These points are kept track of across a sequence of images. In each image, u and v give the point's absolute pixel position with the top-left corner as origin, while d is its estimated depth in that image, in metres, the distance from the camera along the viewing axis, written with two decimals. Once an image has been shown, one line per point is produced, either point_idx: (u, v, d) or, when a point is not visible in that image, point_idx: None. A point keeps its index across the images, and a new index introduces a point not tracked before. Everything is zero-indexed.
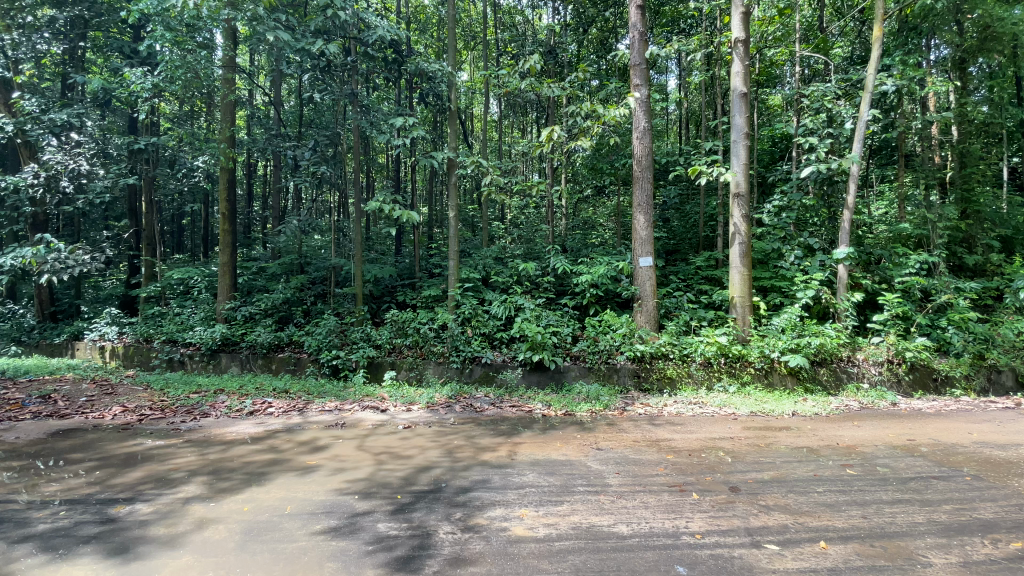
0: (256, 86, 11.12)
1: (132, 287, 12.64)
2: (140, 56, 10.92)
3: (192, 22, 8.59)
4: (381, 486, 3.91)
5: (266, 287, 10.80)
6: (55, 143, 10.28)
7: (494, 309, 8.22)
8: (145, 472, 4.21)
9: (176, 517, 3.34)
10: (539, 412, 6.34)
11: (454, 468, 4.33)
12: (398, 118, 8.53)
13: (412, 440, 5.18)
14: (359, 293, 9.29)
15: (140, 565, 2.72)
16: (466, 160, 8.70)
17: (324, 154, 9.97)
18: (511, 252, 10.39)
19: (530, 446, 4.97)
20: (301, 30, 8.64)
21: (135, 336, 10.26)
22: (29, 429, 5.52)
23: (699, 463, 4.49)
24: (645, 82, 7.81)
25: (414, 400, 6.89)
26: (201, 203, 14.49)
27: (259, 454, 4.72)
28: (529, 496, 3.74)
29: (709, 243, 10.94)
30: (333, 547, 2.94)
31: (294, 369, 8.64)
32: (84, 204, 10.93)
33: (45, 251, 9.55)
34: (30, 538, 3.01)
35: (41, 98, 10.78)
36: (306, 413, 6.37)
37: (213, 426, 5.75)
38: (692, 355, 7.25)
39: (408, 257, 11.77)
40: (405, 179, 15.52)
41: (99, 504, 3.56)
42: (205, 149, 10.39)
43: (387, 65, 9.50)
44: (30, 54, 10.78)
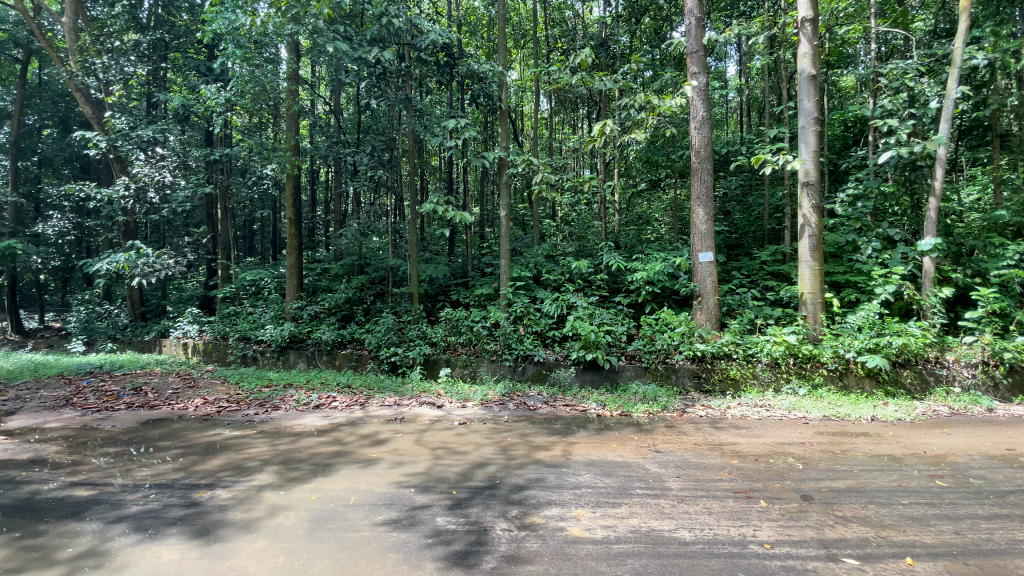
0: (317, 96, 11.63)
1: (211, 288, 13.65)
2: (215, 74, 11.79)
3: (259, 39, 9.09)
4: (438, 480, 3.98)
5: (329, 287, 11.33)
6: (143, 157, 11.31)
7: (546, 307, 8.13)
8: (224, 460, 4.52)
9: (251, 503, 3.55)
10: (594, 412, 6.23)
11: (508, 465, 4.34)
12: (450, 120, 8.64)
13: (468, 436, 5.24)
14: (415, 292, 9.52)
15: (220, 547, 2.91)
16: (517, 159, 8.62)
17: (381, 158, 10.32)
18: (563, 250, 10.28)
19: (585, 446, 4.89)
20: (358, 40, 8.93)
21: (214, 333, 11.05)
22: (124, 418, 6.07)
23: (766, 468, 4.24)
24: (704, 70, 7.47)
25: (469, 396, 6.98)
26: (270, 209, 15.42)
27: (324, 446, 4.94)
28: (585, 496, 3.68)
29: (775, 236, 10.33)
30: (394, 539, 3.02)
31: (356, 366, 8.99)
32: (169, 213, 11.92)
33: (135, 256, 10.51)
34: (125, 519, 3.30)
35: (130, 115, 11.79)
36: (367, 407, 6.61)
37: (282, 419, 6.08)
38: (758, 355, 6.89)
39: (461, 257, 11.96)
40: (457, 180, 15.77)
41: (184, 488, 3.85)
42: (273, 158, 10.97)
43: (439, 69, 9.63)
44: (118, 76, 11.85)
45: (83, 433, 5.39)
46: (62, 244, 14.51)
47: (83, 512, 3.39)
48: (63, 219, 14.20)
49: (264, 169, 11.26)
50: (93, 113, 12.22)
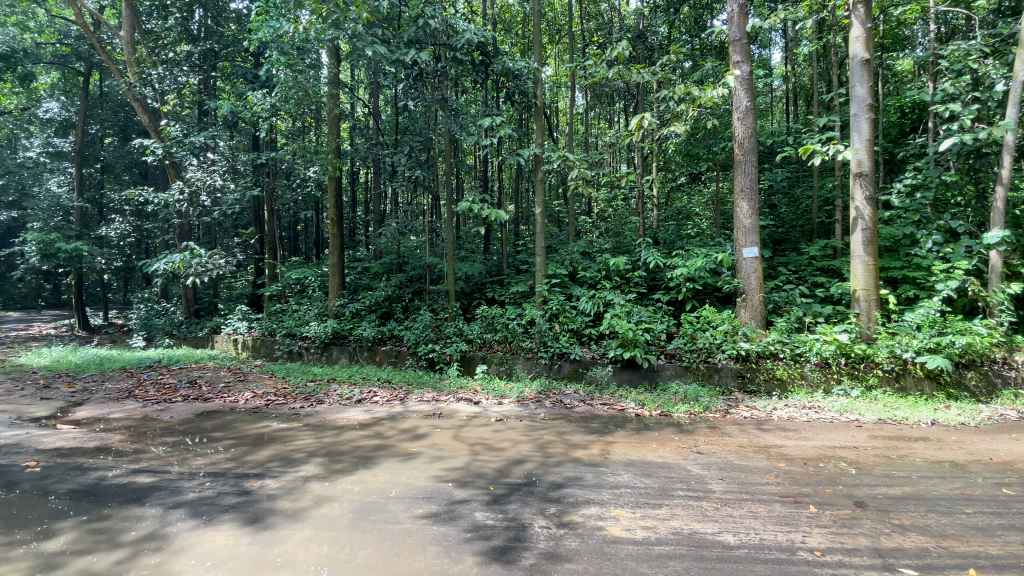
0: (356, 99, 11.91)
1: (258, 287, 14.24)
2: (261, 80, 12.28)
3: (302, 45, 9.38)
4: (477, 475, 4.01)
5: (369, 285, 11.63)
6: (196, 161, 11.89)
7: (582, 304, 8.04)
8: (272, 451, 4.70)
9: (298, 493, 3.68)
10: (632, 412, 6.13)
11: (546, 463, 4.33)
12: (486, 118, 8.67)
13: (506, 433, 5.25)
14: (451, 289, 9.62)
15: (270, 535, 3.04)
16: (552, 155, 8.53)
17: (418, 159, 10.49)
18: (600, 246, 10.14)
19: (623, 446, 4.82)
20: (396, 42, 9.08)
21: (262, 330, 11.52)
22: (181, 410, 6.42)
23: (816, 473, 4.06)
24: (747, 58, 7.21)
25: (505, 393, 7.00)
26: (314, 211, 15.95)
27: (366, 440, 5.07)
28: (625, 497, 3.62)
29: (824, 230, 9.87)
30: (434, 532, 3.06)
31: (395, 362, 9.18)
32: (219, 215, 12.50)
33: (190, 257, 11.07)
34: (183, 505, 3.49)
35: (183, 123, 12.41)
36: (406, 403, 6.74)
37: (326, 412, 6.28)
38: (806, 355, 6.60)
39: (496, 255, 12.02)
40: (492, 178, 15.84)
41: (236, 477, 4.04)
42: (316, 161, 11.29)
43: (474, 67, 9.70)
44: (172, 86, 12.48)
45: (144, 424, 5.74)
46: (124, 246, 15.49)
47: (145, 498, 3.61)
48: (125, 223, 15.14)
49: (307, 171, 11.63)
50: (149, 122, 12.94)
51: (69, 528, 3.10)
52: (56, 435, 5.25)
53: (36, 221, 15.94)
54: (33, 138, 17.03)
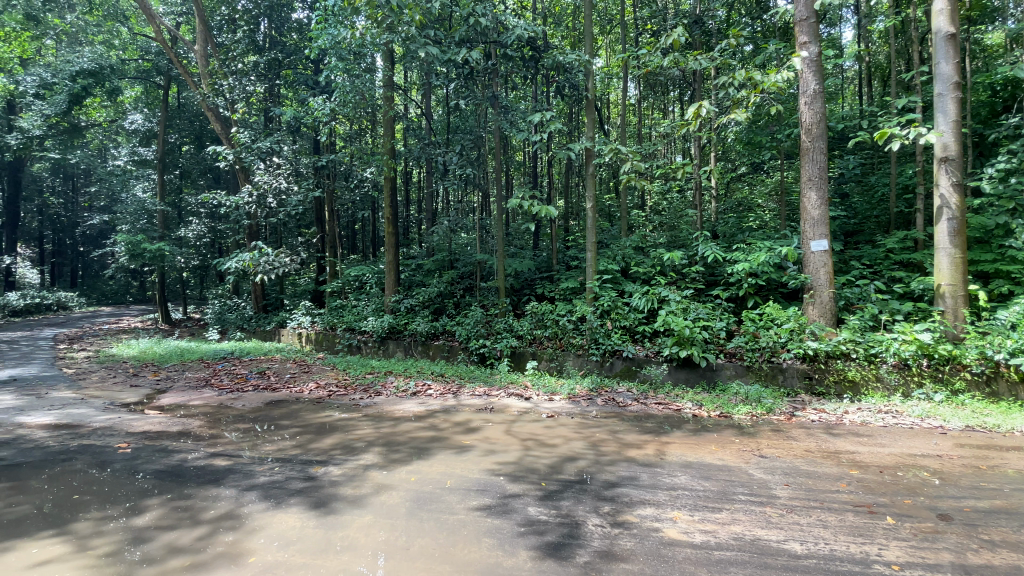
0: (409, 100, 12.19)
1: (320, 284, 14.95)
2: (321, 86, 12.85)
3: (358, 50, 9.72)
4: (529, 471, 4.02)
5: (423, 282, 11.92)
6: (263, 166, 12.64)
7: (635, 301, 7.85)
8: (335, 440, 4.93)
9: (359, 481, 3.84)
10: (689, 412, 5.95)
11: (599, 461, 4.28)
12: (536, 114, 8.61)
13: (558, 430, 5.24)
14: (502, 286, 9.67)
15: (334, 519, 3.19)
16: (604, 148, 8.33)
17: (469, 157, 10.63)
18: (654, 241, 9.87)
19: (680, 447, 4.69)
20: (448, 43, 9.20)
21: (324, 324, 12.06)
22: (252, 399, 6.86)
23: (893, 482, 3.77)
24: (815, 39, 6.79)
25: (556, 390, 6.98)
26: (370, 210, 16.50)
27: (421, 431, 5.21)
28: (682, 499, 3.52)
29: (903, 220, 9.11)
30: (488, 524, 3.10)
31: (448, 357, 9.37)
32: (284, 216, 13.21)
33: (259, 256, 11.76)
34: (255, 487, 3.72)
35: (251, 130, 13.20)
36: (459, 396, 6.87)
37: (383, 404, 6.51)
38: (883, 356, 6.15)
39: (546, 251, 11.98)
40: (542, 173, 15.77)
41: (302, 463, 4.27)
42: (372, 162, 11.65)
43: (525, 63, 9.68)
44: (241, 95, 13.18)
45: (219, 411, 6.19)
46: (200, 246, 16.74)
47: (222, 479, 3.88)
48: (200, 225, 16.34)
49: (364, 172, 12.03)
50: (221, 130, 13.83)
51: (157, 505, 3.39)
52: (145, 419, 5.75)
53: (125, 224, 17.52)
54: (122, 148, 18.68)
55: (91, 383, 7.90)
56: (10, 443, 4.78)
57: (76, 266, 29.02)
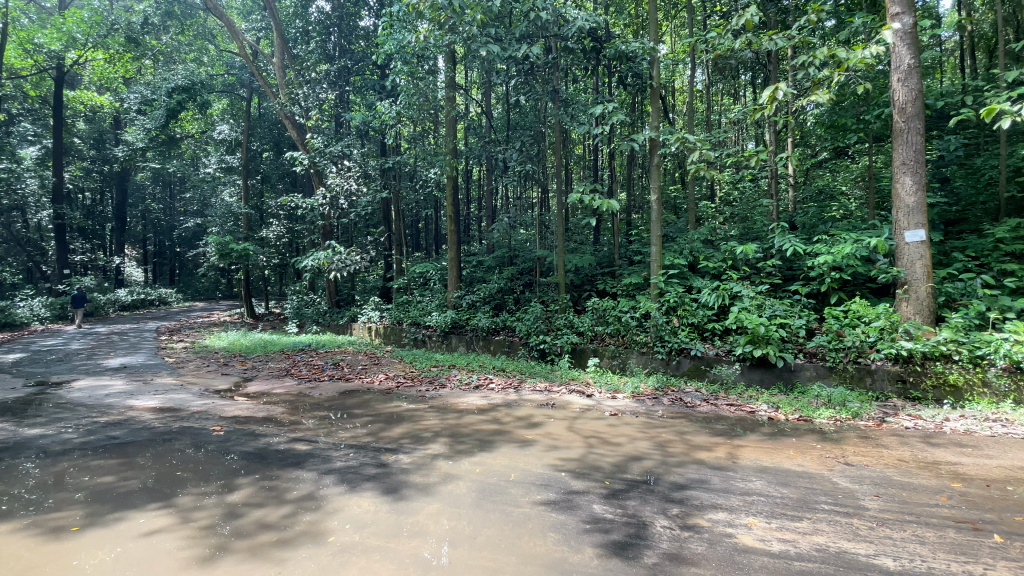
0: (470, 99, 12.35)
1: (387, 280, 15.60)
2: (387, 90, 13.39)
3: (421, 53, 9.96)
4: (593, 468, 3.99)
5: (484, 278, 12.11)
6: (335, 169, 13.35)
7: (704, 297, 7.52)
8: (403, 429, 5.14)
9: (427, 469, 3.98)
10: (763, 414, 5.65)
11: (666, 462, 4.15)
12: (597, 106, 8.39)
13: (621, 429, 5.14)
14: (562, 281, 9.59)
15: (405, 505, 3.32)
16: (669, 137, 8.00)
17: (529, 153, 10.62)
18: (724, 234, 9.42)
19: (753, 451, 4.46)
20: (509, 39, 9.22)
21: (391, 319, 12.55)
22: (327, 388, 7.29)
23: (1002, 498, 3.38)
24: (909, 8, 6.19)
25: (619, 388, 6.85)
26: (433, 209, 16.95)
27: (485, 424, 5.31)
28: (757, 505, 3.34)
29: (1018, 206, 8.09)
30: (553, 519, 3.10)
31: (508, 352, 9.46)
32: (354, 216, 13.87)
33: (332, 254, 12.43)
34: (332, 472, 3.96)
35: (324, 135, 13.96)
36: (520, 391, 6.93)
37: (448, 396, 6.70)
38: (991, 358, 5.52)
39: (608, 245, 11.79)
40: (604, 167, 15.48)
41: (374, 451, 4.48)
42: (436, 163, 11.94)
43: (586, 55, 9.56)
44: (315, 102, 14.27)
45: (299, 399, 6.63)
46: (280, 246, 17.98)
47: (303, 463, 4.16)
48: (280, 225, 17.56)
49: (428, 172, 12.37)
50: (297, 136, 14.71)
51: (246, 484, 3.68)
52: (235, 405, 6.28)
53: (215, 227, 19.17)
54: (212, 157, 20.38)
55: (189, 371, 8.72)
56: (123, 423, 5.38)
57: (174, 265, 32.22)
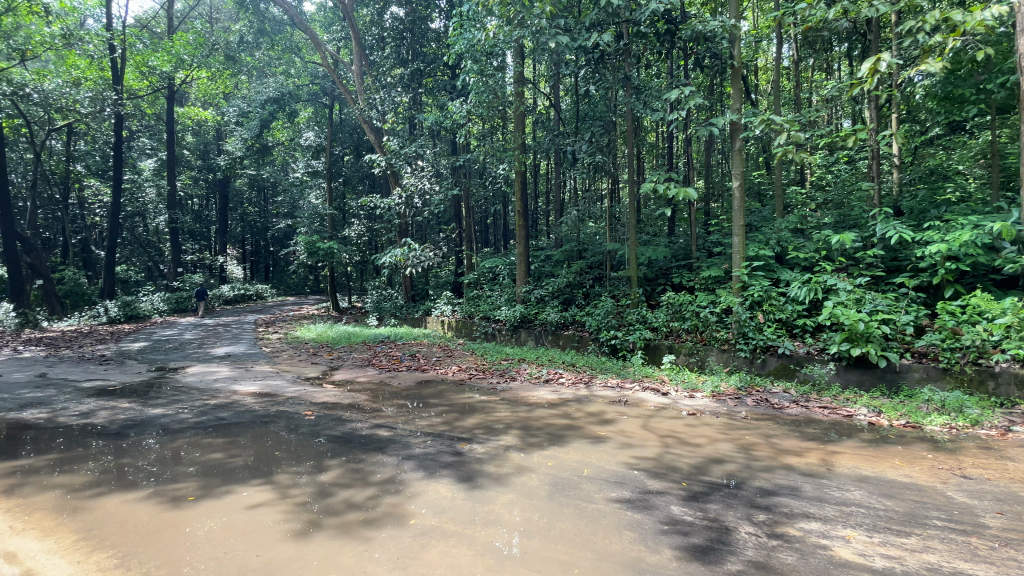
0: (539, 93, 12.28)
1: (458, 276, 15.97)
2: (458, 89, 13.74)
3: (491, 50, 10.07)
4: (671, 469, 3.85)
5: (553, 272, 12.09)
6: (411, 169, 13.95)
7: (793, 291, 6.99)
8: (477, 419, 5.28)
9: (501, 460, 4.05)
10: (863, 419, 5.16)
11: (751, 466, 3.92)
12: (672, 91, 7.99)
13: (700, 429, 4.92)
14: (634, 276, 9.30)
15: (480, 493, 3.40)
16: (753, 120, 7.45)
17: (599, 143, 10.38)
18: (816, 221, 8.69)
19: (850, 458, 4.10)
20: (578, 29, 9.10)
21: (463, 313, 12.87)
22: (405, 378, 7.63)
23: None
24: None
25: (697, 387, 6.56)
26: (503, 204, 17.13)
27: (556, 418, 5.30)
28: (856, 516, 3.06)
29: None
30: (629, 518, 3.04)
31: (578, 347, 9.37)
32: (428, 213, 14.37)
33: (408, 251, 12.96)
34: (412, 457, 4.14)
35: (400, 138, 14.58)
36: (591, 387, 6.85)
37: (519, 389, 6.77)
38: None
39: (684, 237, 11.31)
40: (679, 154, 14.86)
41: (450, 439, 4.63)
42: (505, 159, 12.03)
43: (659, 39, 9.19)
44: (390, 105, 15.07)
45: (379, 387, 7.00)
46: (360, 244, 19.03)
47: (384, 448, 4.39)
48: (360, 225, 18.63)
49: (497, 169, 12.50)
50: (375, 139, 15.61)
51: (335, 465, 3.94)
52: (323, 392, 6.76)
53: (304, 227, 20.72)
54: (299, 162, 21.92)
55: (283, 360, 9.50)
56: (229, 406, 5.96)
57: (269, 262, 35.20)
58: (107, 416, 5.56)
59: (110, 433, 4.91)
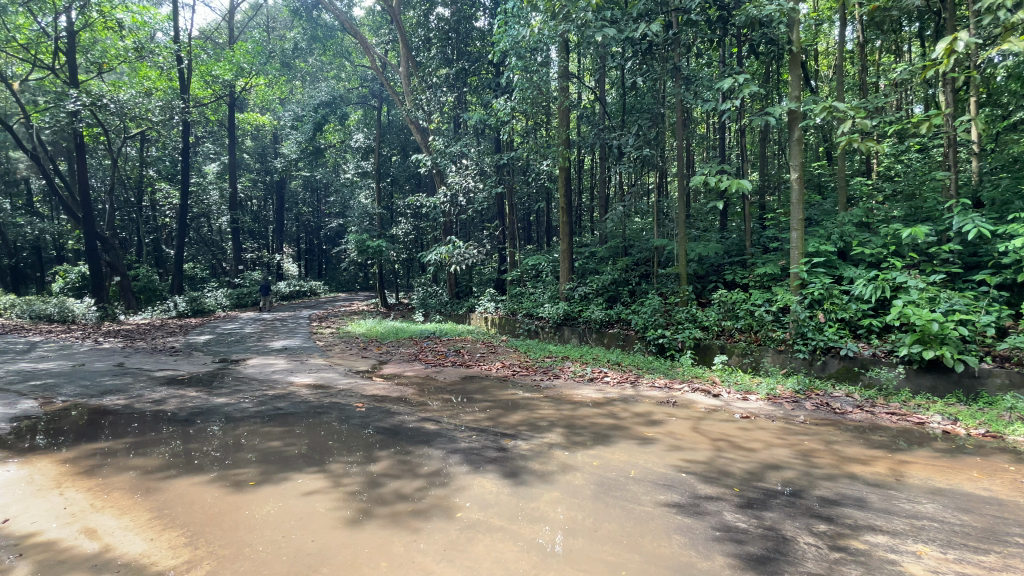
0: (584, 87, 12.13)
1: (502, 273, 16.06)
2: (503, 87, 13.79)
3: (536, 46, 10.06)
4: (723, 473, 3.72)
5: (597, 269, 11.95)
6: (455, 168, 14.14)
7: (857, 289, 6.57)
8: (521, 416, 5.29)
9: (546, 457, 4.04)
10: (937, 427, 4.79)
11: (810, 473, 3.72)
12: (724, 80, 7.68)
13: (754, 433, 4.72)
14: (683, 273, 9.02)
15: (526, 490, 3.40)
16: (814, 107, 7.04)
17: (647, 136, 10.13)
18: (883, 215, 8.13)
19: (921, 468, 3.81)
20: (625, 20, 8.89)
21: (506, 309, 12.93)
22: (451, 373, 7.75)
23: None
24: None
25: (751, 389, 6.30)
26: (546, 201, 17.07)
27: (602, 417, 5.24)
28: (928, 531, 2.85)
29: None
30: (678, 522, 2.96)
31: (623, 345, 9.19)
32: (472, 211, 14.54)
33: (453, 249, 13.15)
34: (458, 451, 4.20)
35: (445, 137, 14.79)
36: (638, 386, 6.72)
37: (564, 387, 6.73)
38: None
39: (736, 232, 10.89)
40: (731, 146, 14.28)
41: (495, 435, 4.67)
42: (549, 155, 11.95)
43: (711, 26, 8.85)
44: (436, 105, 15.34)
45: (426, 382, 7.16)
46: (407, 242, 19.50)
47: (431, 441, 4.47)
48: (407, 224, 19.09)
49: (541, 165, 12.45)
50: (421, 139, 15.93)
51: (384, 457, 4.06)
52: (372, 385, 6.98)
53: (354, 226, 21.46)
54: (350, 163, 22.68)
55: (336, 354, 9.87)
56: (286, 397, 6.26)
57: (321, 260, 36.71)
58: (177, 403, 5.97)
59: (179, 419, 5.27)
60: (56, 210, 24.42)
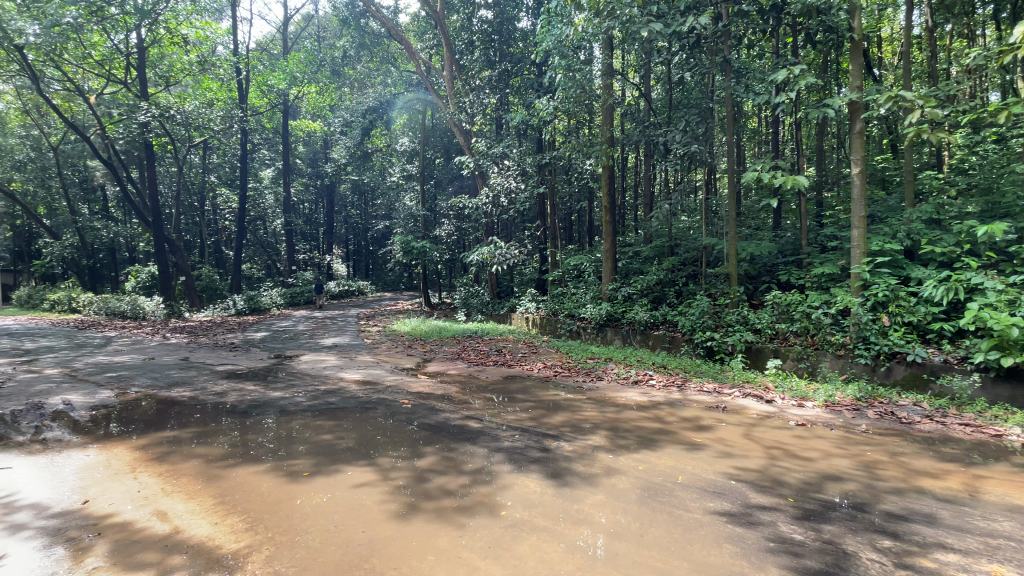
0: (629, 84, 11.91)
1: (543, 273, 16.01)
2: (545, 86, 13.74)
3: (579, 44, 9.98)
4: (777, 482, 3.57)
5: (641, 270, 11.70)
6: (497, 168, 14.21)
7: (926, 291, 6.13)
8: (564, 417, 5.27)
9: (590, 459, 4.00)
10: (1018, 441, 4.41)
11: (873, 486, 3.51)
12: (778, 71, 7.33)
13: (811, 441, 4.50)
14: (733, 273, 8.69)
15: (570, 492, 3.38)
16: (877, 97, 6.62)
17: (694, 132, 9.81)
18: (955, 211, 7.55)
19: (1001, 485, 3.52)
20: (673, 13, 8.66)
21: (547, 310, 12.89)
22: (493, 373, 7.80)
23: None
24: None
25: (807, 395, 6.00)
26: (589, 200, 16.87)
27: (647, 421, 5.13)
28: (1008, 552, 2.63)
29: None
30: (728, 531, 2.86)
31: (669, 348, 8.96)
32: (514, 211, 14.57)
33: (495, 249, 13.23)
34: (502, 450, 4.23)
35: (488, 139, 14.90)
36: (685, 390, 6.54)
37: (607, 389, 6.65)
38: None
39: (790, 231, 10.39)
40: (784, 140, 13.64)
41: (539, 435, 4.67)
42: (592, 154, 11.80)
43: (764, 16, 8.46)
44: (479, 107, 15.46)
45: (469, 381, 7.24)
46: (449, 243, 19.77)
47: (475, 439, 4.52)
48: (450, 224, 19.36)
49: (584, 165, 12.31)
50: (464, 141, 16.12)
51: (430, 453, 4.14)
52: (417, 382, 7.13)
53: (400, 227, 21.98)
54: (396, 166, 23.28)
55: (382, 352, 10.15)
56: (336, 392, 6.50)
57: (368, 261, 37.82)
58: (237, 396, 6.32)
59: (239, 412, 5.58)
60: (129, 215, 26.35)
